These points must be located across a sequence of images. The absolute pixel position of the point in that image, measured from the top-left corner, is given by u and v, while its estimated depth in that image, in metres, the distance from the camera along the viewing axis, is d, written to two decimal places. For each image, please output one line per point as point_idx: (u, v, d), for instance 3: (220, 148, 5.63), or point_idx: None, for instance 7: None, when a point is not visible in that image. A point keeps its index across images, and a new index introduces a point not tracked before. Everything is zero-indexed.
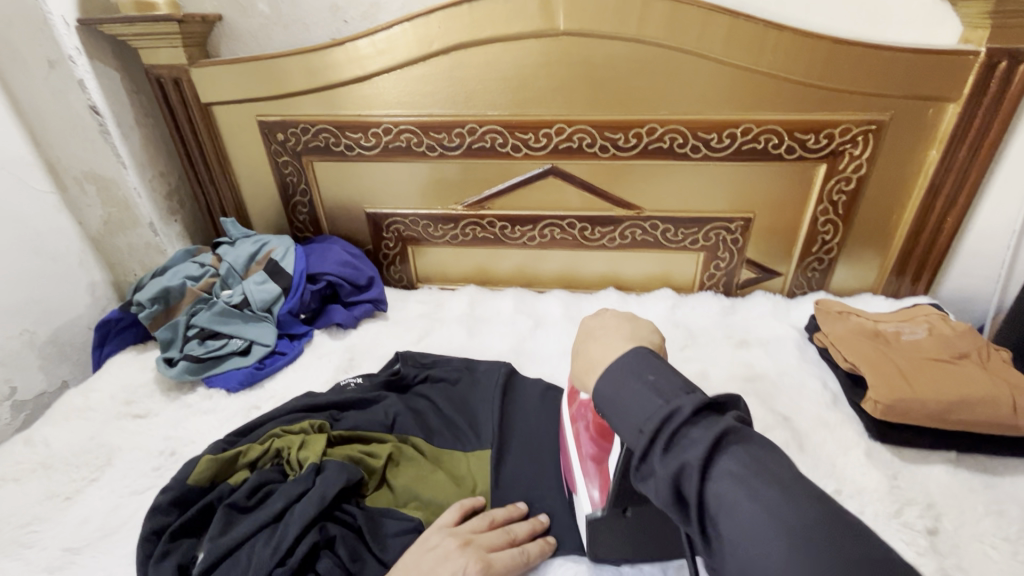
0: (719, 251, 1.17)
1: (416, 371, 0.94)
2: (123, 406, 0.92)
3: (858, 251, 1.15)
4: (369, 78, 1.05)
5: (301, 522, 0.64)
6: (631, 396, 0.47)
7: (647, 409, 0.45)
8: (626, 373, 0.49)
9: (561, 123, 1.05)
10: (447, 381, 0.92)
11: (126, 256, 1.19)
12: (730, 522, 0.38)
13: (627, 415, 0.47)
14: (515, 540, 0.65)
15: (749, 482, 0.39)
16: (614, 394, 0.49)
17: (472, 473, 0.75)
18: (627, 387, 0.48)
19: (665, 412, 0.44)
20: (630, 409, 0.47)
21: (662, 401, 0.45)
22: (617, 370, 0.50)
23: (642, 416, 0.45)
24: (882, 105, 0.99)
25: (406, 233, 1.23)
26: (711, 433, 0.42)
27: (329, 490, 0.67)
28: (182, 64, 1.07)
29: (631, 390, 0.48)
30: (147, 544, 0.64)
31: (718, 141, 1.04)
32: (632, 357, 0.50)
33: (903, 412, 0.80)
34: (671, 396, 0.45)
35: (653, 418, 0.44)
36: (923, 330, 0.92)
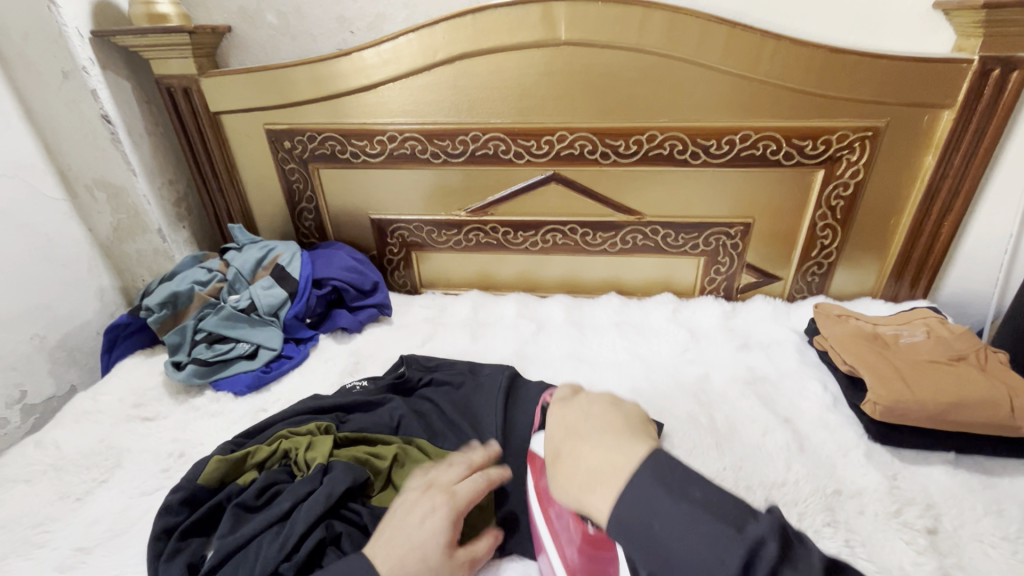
0: (720, 255, 1.19)
1: (420, 374, 0.95)
2: (132, 410, 0.93)
3: (857, 255, 1.17)
4: (374, 87, 1.07)
5: (307, 519, 0.65)
6: (680, 523, 0.41)
7: (713, 544, 0.39)
8: (653, 495, 0.44)
9: (563, 131, 1.07)
10: (451, 384, 0.93)
11: (134, 262, 1.21)
12: (654, 520, 0.42)
13: (683, 559, 0.40)
14: (491, 482, 0.68)
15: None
16: (651, 518, 0.43)
17: None
18: (667, 512, 0.42)
19: (748, 547, 0.38)
20: (692, 547, 0.40)
21: (729, 530, 0.39)
22: (644, 494, 0.44)
23: (705, 554, 0.39)
24: (877, 112, 1.01)
25: (411, 239, 1.25)
26: (810, 571, 0.37)
27: (335, 488, 0.68)
28: (192, 74, 1.09)
29: (688, 525, 0.41)
30: (157, 542, 0.65)
31: (717, 148, 1.06)
32: (663, 465, 0.46)
33: (903, 414, 0.80)
34: (739, 523, 0.40)
35: (730, 555, 0.38)
36: (922, 332, 0.93)
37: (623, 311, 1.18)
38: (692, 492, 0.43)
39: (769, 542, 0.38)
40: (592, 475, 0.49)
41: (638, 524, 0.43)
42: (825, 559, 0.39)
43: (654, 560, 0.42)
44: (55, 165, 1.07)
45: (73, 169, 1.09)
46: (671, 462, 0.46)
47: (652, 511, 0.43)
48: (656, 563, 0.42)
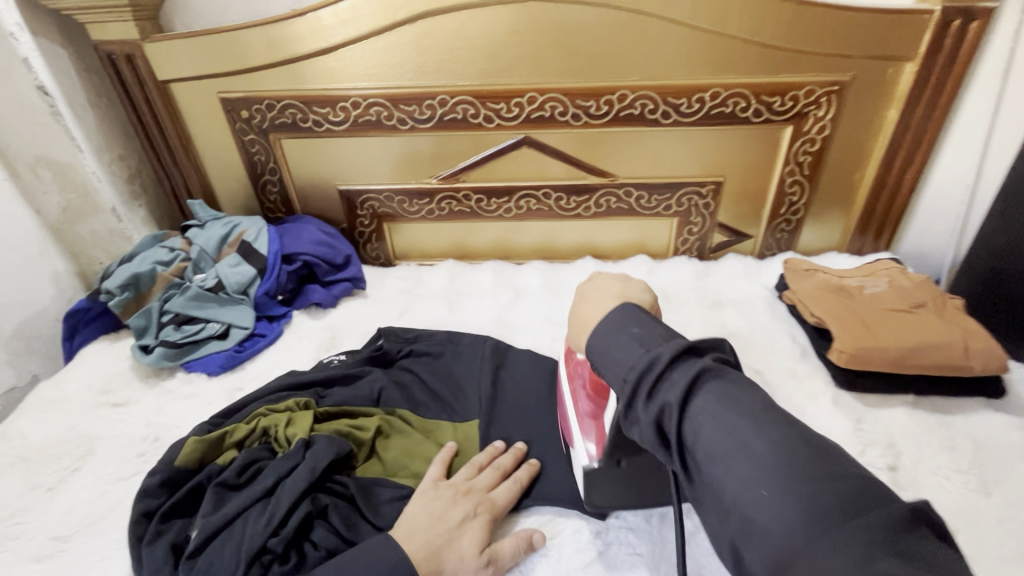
0: (692, 215, 1.20)
1: (399, 346, 0.94)
2: (100, 396, 0.90)
3: (823, 210, 1.19)
4: (333, 50, 1.02)
5: (292, 494, 0.64)
6: (617, 346, 0.50)
7: (629, 358, 0.48)
8: (613, 327, 0.52)
9: (533, 92, 1.05)
10: (431, 354, 0.93)
11: (89, 244, 1.15)
12: (709, 458, 0.40)
13: (609, 365, 0.50)
14: (504, 473, 0.70)
15: (724, 415, 0.41)
16: (605, 344, 0.51)
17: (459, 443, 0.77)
18: (615, 339, 0.51)
19: (646, 361, 0.46)
20: (615, 362, 0.49)
21: (644, 350, 0.48)
22: (606, 327, 0.52)
23: (625, 364, 0.48)
24: (844, 65, 1.01)
25: (381, 210, 1.22)
26: (693, 373, 0.44)
27: (319, 462, 0.68)
28: (134, 40, 1.02)
29: (619, 342, 0.50)
30: (138, 526, 0.65)
31: (687, 107, 1.05)
32: (621, 313, 0.53)
33: (866, 360, 0.84)
34: (651, 346, 0.48)
35: (636, 368, 0.46)
36: (885, 283, 0.97)
37: None
38: (631, 326, 0.51)
39: (666, 358, 0.45)
40: (583, 325, 0.58)
41: (597, 351, 0.52)
42: (752, 387, 0.44)
43: (599, 371, 0.52)
44: None
45: (11, 144, 1.00)
46: (648, 318, 0.52)
47: (605, 336, 0.52)
48: (599, 371, 0.52)
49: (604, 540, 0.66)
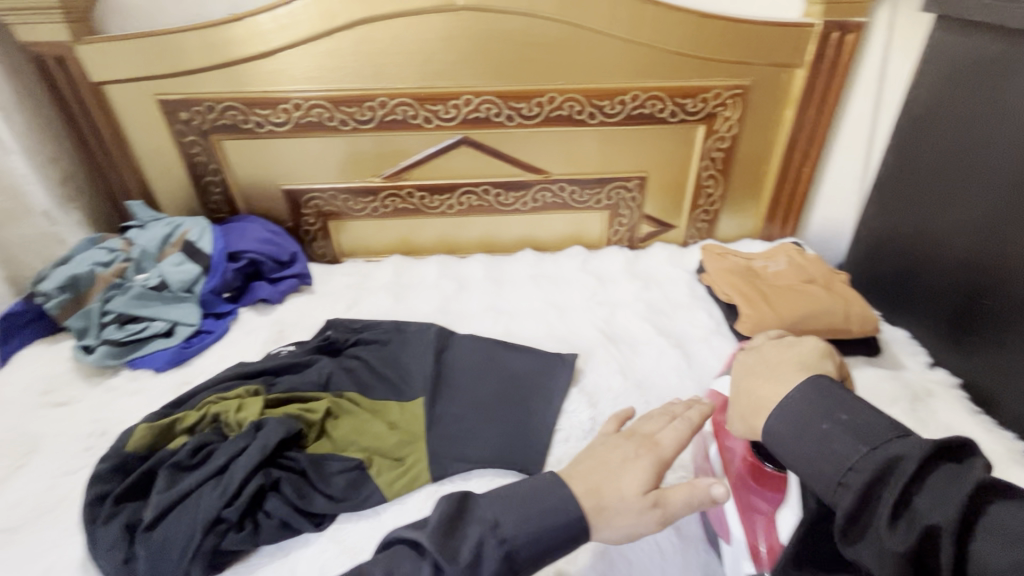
0: (621, 208, 1.30)
1: (347, 335, 0.99)
2: (41, 397, 0.89)
3: (735, 202, 1.32)
4: (273, 53, 1.06)
5: (246, 468, 0.69)
6: (818, 434, 0.46)
7: (847, 455, 0.44)
8: (803, 417, 0.48)
9: (468, 94, 1.12)
10: (378, 342, 0.98)
11: (20, 249, 1.12)
12: None
13: (812, 457, 0.46)
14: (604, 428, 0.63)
15: (1020, 551, 0.35)
16: (797, 438, 0.48)
17: (405, 419, 0.83)
18: (812, 426, 0.47)
19: (883, 464, 0.41)
20: (822, 454, 0.45)
21: (868, 448, 0.43)
22: (798, 407, 0.49)
23: (833, 461, 0.44)
24: (743, 71, 1.14)
25: (327, 209, 1.26)
26: (959, 490, 0.38)
27: (271, 440, 0.72)
28: (65, 41, 1.02)
29: (818, 431, 0.47)
30: (91, 508, 0.67)
31: (610, 108, 1.15)
32: (814, 392, 0.50)
33: (766, 329, 0.96)
34: (876, 443, 0.43)
35: (862, 470, 0.42)
36: (784, 262, 1.10)
37: (538, 265, 1.27)
38: (835, 414, 0.47)
39: (912, 459, 0.40)
40: (756, 402, 0.53)
41: (785, 438, 0.49)
42: None
43: (794, 468, 0.48)
44: None
45: None
46: (834, 394, 0.49)
47: (800, 420, 0.48)
48: (795, 465, 0.48)
49: None
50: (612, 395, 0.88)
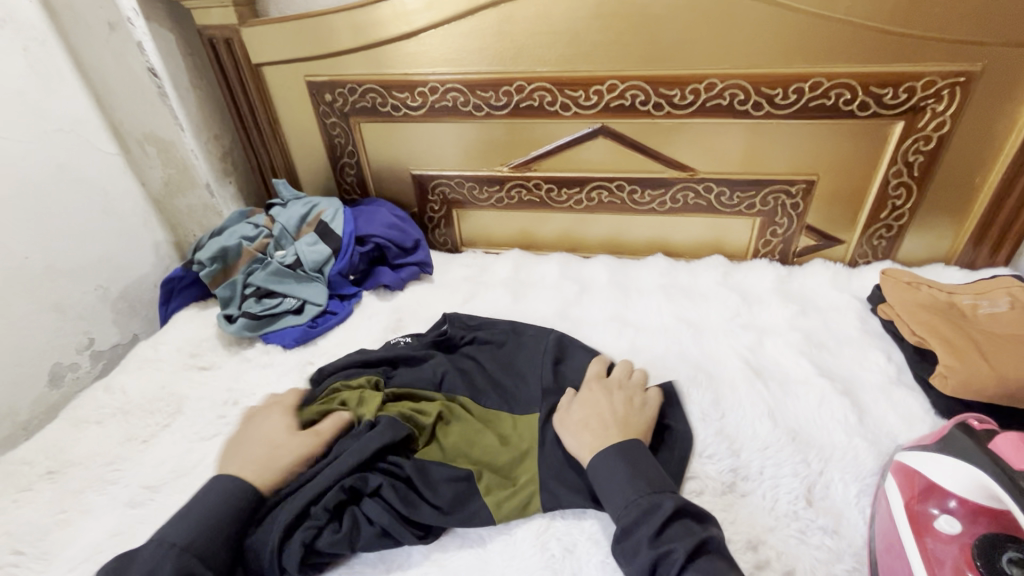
0: (778, 216, 1.11)
1: (461, 332, 0.94)
2: (189, 358, 0.97)
3: (932, 217, 1.07)
4: (415, 34, 1.03)
5: (350, 465, 0.68)
6: (623, 481, 0.63)
7: (635, 497, 0.61)
8: (605, 466, 0.65)
9: (614, 79, 1.01)
10: (492, 343, 0.92)
11: (186, 217, 1.24)
12: None
13: (613, 496, 0.62)
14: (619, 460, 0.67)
15: None
16: (602, 479, 0.64)
17: (518, 433, 0.77)
18: (619, 476, 0.64)
19: (652, 506, 0.59)
20: (619, 490, 0.62)
21: (650, 491, 0.61)
22: (610, 458, 0.66)
23: (626, 505, 0.61)
24: (974, 54, 0.89)
25: (451, 196, 1.23)
26: (696, 531, 0.58)
27: (374, 444, 0.70)
28: (233, 24, 1.08)
29: (622, 476, 0.63)
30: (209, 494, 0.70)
31: (783, 98, 0.97)
32: (634, 446, 0.67)
33: (976, 390, 0.75)
34: (655, 490, 0.62)
35: (647, 505, 0.60)
36: (1005, 303, 0.86)
37: (670, 273, 1.14)
38: (639, 463, 0.65)
39: (670, 505, 0.59)
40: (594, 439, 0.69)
41: (602, 482, 0.64)
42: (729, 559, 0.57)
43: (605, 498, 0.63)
44: (106, 118, 1.08)
45: (124, 123, 1.10)
46: (636, 455, 0.66)
47: (612, 468, 0.65)
48: (603, 493, 0.64)
49: None
50: (757, 445, 0.74)
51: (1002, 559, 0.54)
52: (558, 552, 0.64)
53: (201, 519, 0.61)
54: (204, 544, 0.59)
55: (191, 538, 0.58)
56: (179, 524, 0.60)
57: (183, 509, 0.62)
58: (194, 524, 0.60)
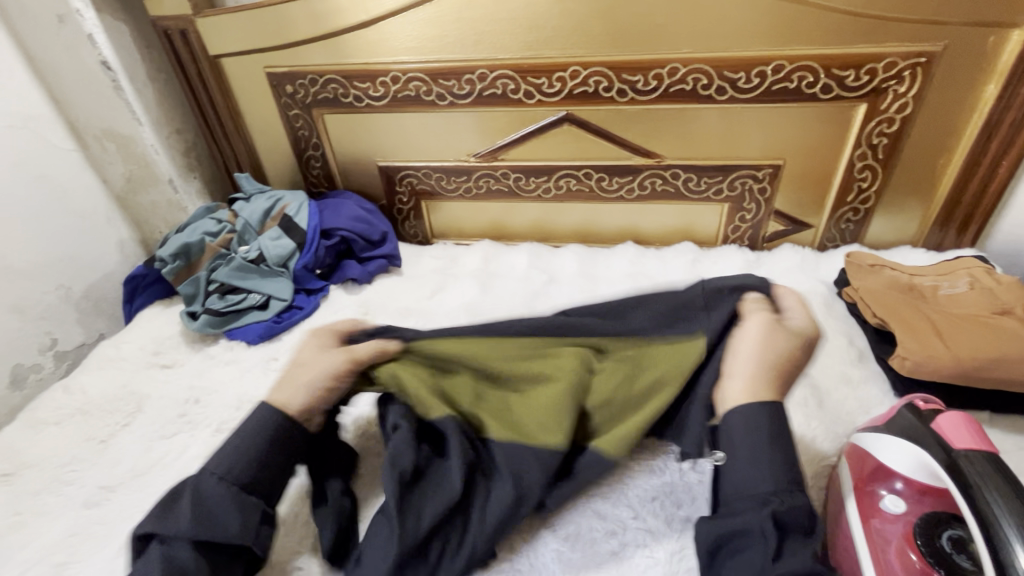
0: (746, 201, 1.11)
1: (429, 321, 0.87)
2: (152, 357, 0.96)
3: (898, 200, 1.07)
4: (374, 23, 1.01)
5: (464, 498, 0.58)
6: (758, 457, 0.55)
7: (766, 485, 0.53)
8: (751, 425, 0.57)
9: (576, 65, 0.99)
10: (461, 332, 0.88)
11: (150, 213, 1.22)
12: None
13: (748, 478, 0.54)
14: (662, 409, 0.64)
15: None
16: (741, 441, 0.57)
17: None
18: (757, 446, 0.56)
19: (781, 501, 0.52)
20: (758, 474, 0.54)
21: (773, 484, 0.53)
22: (756, 420, 0.57)
23: (762, 489, 0.53)
24: (933, 34, 0.89)
25: (420, 187, 1.21)
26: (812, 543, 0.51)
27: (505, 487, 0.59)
28: (188, 15, 1.05)
29: (770, 454, 0.55)
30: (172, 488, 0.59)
31: (746, 81, 0.96)
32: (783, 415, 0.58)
33: (932, 371, 0.75)
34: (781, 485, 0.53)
35: (779, 498, 0.52)
36: (964, 284, 0.86)
37: (640, 261, 1.13)
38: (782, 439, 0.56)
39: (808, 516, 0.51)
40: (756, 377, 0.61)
41: (740, 438, 0.57)
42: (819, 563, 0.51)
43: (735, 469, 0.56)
44: (63, 116, 1.05)
45: (81, 120, 1.07)
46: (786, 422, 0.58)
47: (757, 434, 0.56)
48: (741, 465, 0.55)
49: (619, 541, 0.62)
50: None
51: (943, 537, 0.55)
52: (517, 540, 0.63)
53: (243, 452, 0.61)
54: (247, 477, 0.60)
55: (236, 471, 0.59)
56: (226, 454, 0.61)
57: (224, 442, 0.62)
58: (232, 455, 0.60)
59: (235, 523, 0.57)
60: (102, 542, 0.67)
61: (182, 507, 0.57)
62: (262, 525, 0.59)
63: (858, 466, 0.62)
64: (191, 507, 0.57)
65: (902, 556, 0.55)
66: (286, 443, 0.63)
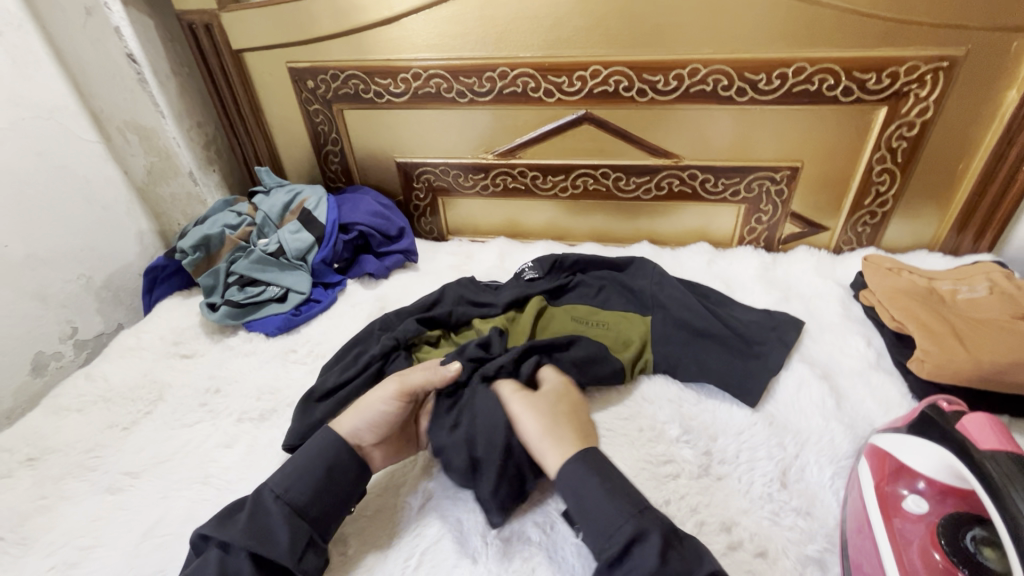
0: (763, 203, 1.11)
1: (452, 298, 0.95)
2: (172, 347, 0.97)
3: (916, 204, 1.07)
4: (397, 20, 1.02)
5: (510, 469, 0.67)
6: (602, 501, 0.59)
7: (616, 521, 0.57)
8: (579, 480, 0.62)
9: (597, 65, 1.00)
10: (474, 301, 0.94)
11: (169, 205, 1.23)
12: None
13: (601, 516, 0.58)
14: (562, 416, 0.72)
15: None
16: (580, 497, 0.61)
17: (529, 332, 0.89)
18: (591, 494, 0.60)
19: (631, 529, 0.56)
20: (602, 514, 0.58)
21: (620, 515, 0.58)
22: (573, 474, 0.62)
23: (611, 524, 0.57)
24: (957, 39, 0.89)
25: (437, 184, 1.22)
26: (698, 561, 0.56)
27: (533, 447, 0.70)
28: (213, 10, 1.07)
29: (596, 494, 0.60)
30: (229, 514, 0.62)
31: (766, 83, 0.97)
32: (581, 462, 0.63)
33: (950, 374, 0.75)
34: (635, 513, 0.58)
35: (626, 531, 0.56)
36: (983, 288, 0.86)
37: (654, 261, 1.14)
38: (610, 477, 0.61)
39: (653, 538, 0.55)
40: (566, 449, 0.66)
41: (573, 498, 0.61)
42: None
43: (589, 511, 0.60)
44: (87, 106, 1.06)
45: (104, 111, 1.08)
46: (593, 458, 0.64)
47: (581, 485, 0.61)
48: (589, 514, 0.59)
49: None
50: (735, 430, 0.75)
51: (967, 537, 0.55)
52: (535, 536, 0.64)
53: (305, 475, 0.65)
54: (304, 498, 0.63)
55: (293, 492, 0.63)
56: (284, 472, 0.65)
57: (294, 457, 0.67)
58: (296, 477, 0.64)
59: (286, 542, 0.59)
60: (126, 528, 0.68)
61: (239, 518, 0.61)
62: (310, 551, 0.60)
63: (881, 465, 0.64)
64: (242, 518, 0.61)
65: (924, 556, 0.55)
66: (337, 465, 0.66)
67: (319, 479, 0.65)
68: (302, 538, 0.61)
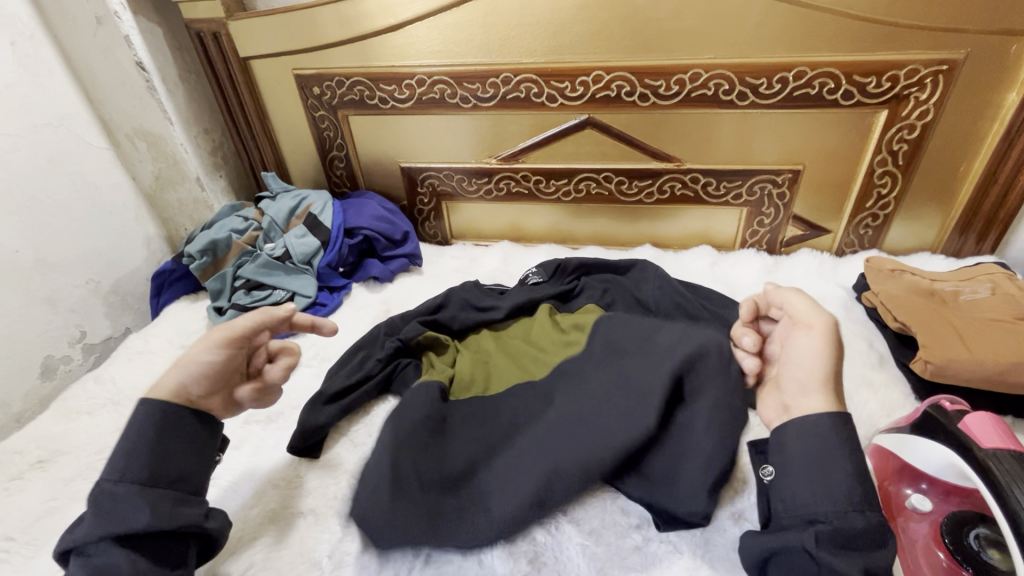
0: (764, 206, 1.12)
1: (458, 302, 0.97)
2: (180, 350, 0.98)
3: (917, 205, 1.07)
4: (401, 27, 1.03)
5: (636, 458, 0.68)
6: (825, 477, 0.53)
7: (838, 498, 0.51)
8: (816, 442, 0.55)
9: (599, 70, 1.01)
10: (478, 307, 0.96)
11: (176, 211, 1.25)
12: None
13: (825, 487, 0.52)
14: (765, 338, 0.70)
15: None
16: (807, 455, 0.55)
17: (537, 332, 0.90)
18: (810, 462, 0.54)
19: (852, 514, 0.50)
20: (826, 487, 0.52)
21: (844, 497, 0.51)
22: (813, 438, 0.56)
23: (826, 500, 0.52)
24: (956, 42, 0.90)
25: (441, 188, 1.23)
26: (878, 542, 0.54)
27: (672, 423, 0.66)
28: (220, 18, 1.08)
29: (835, 469, 0.53)
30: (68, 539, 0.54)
31: (767, 87, 0.97)
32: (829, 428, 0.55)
33: (953, 375, 0.76)
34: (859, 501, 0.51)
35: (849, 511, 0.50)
36: (986, 289, 0.87)
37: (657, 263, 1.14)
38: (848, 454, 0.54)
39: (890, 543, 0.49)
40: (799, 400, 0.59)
41: (794, 451, 0.56)
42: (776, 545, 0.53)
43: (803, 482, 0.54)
44: (97, 113, 1.09)
45: (114, 118, 1.11)
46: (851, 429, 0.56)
47: (820, 451, 0.55)
48: (805, 480, 0.54)
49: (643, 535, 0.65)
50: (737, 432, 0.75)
51: (970, 536, 0.56)
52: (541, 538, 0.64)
53: (128, 450, 0.58)
54: (143, 471, 0.57)
55: (129, 472, 0.56)
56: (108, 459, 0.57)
57: None
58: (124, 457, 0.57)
59: (145, 515, 0.54)
60: None
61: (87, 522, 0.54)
62: (181, 506, 0.57)
63: (882, 465, 0.64)
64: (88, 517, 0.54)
65: (930, 557, 0.57)
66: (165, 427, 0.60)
67: (152, 444, 0.59)
68: (170, 505, 0.56)
